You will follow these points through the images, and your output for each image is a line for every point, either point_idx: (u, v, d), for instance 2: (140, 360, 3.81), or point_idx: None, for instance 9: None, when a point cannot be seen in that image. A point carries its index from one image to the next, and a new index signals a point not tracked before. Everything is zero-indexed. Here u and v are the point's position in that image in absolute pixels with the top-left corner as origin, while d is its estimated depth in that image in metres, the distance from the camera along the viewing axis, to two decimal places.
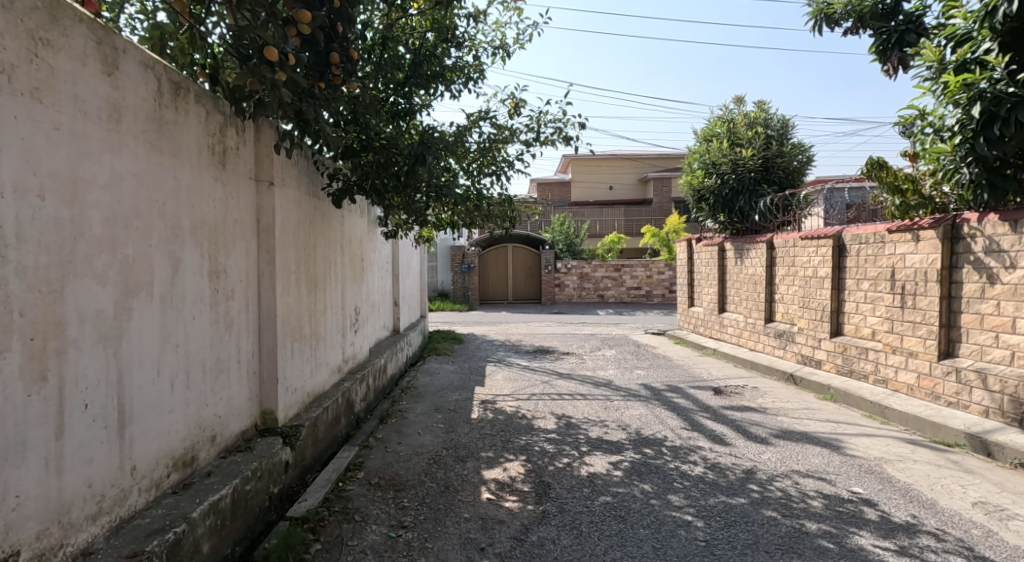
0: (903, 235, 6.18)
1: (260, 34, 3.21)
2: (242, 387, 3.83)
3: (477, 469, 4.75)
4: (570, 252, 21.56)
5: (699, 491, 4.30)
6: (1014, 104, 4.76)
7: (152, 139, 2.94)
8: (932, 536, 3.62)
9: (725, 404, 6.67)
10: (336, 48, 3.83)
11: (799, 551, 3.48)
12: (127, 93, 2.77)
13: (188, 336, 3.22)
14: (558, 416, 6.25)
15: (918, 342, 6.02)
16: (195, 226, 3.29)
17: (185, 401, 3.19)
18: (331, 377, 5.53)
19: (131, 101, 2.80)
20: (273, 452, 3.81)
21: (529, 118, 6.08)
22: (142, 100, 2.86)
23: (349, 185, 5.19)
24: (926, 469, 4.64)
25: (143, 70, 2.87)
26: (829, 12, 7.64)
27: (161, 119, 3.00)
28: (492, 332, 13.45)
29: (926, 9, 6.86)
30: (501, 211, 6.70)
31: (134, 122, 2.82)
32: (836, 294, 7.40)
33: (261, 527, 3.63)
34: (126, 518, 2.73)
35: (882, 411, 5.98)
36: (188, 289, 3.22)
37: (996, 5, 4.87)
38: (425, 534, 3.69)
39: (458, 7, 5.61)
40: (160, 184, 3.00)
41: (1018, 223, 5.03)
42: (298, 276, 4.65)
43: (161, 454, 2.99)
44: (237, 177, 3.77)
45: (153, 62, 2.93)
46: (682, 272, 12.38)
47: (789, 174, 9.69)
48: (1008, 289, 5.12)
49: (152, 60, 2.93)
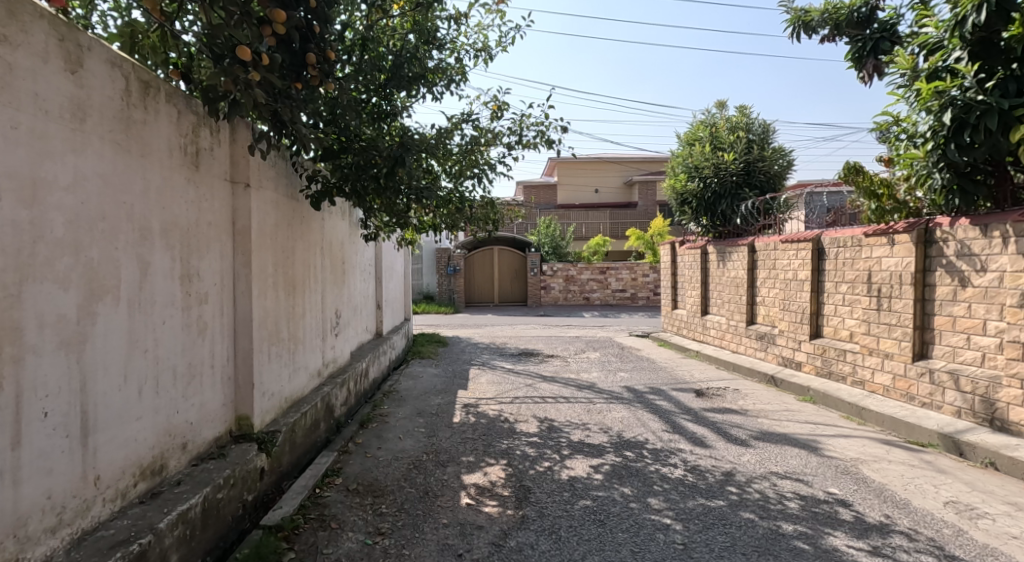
0: (879, 239, 6.30)
1: (233, 33, 3.18)
2: (215, 393, 3.77)
3: (457, 474, 4.73)
4: (556, 255, 21.56)
5: (679, 494, 4.32)
6: (983, 112, 4.85)
7: (119, 139, 2.89)
8: (904, 536, 3.66)
9: (707, 406, 6.73)
10: (312, 49, 3.81)
11: (775, 552, 3.51)
12: (93, 92, 2.73)
13: (158, 341, 3.17)
14: (541, 419, 6.25)
15: (894, 343, 6.10)
16: (166, 228, 3.25)
17: (154, 407, 3.13)
18: (310, 381, 5.48)
19: (97, 100, 2.76)
20: (247, 458, 3.76)
21: (513, 120, 6.26)
22: (108, 99, 2.82)
23: (328, 186, 5.13)
24: (900, 469, 4.70)
25: (110, 68, 2.83)
26: (807, 19, 7.77)
27: (129, 119, 2.96)
28: (478, 334, 13.51)
29: (901, 17, 6.97)
30: (484, 214, 6.69)
31: (100, 121, 2.78)
32: (815, 297, 7.49)
33: (234, 536, 3.58)
34: (88, 530, 2.68)
35: (860, 412, 6.05)
36: (158, 291, 3.18)
37: (965, 15, 4.90)
38: (403, 541, 3.67)
39: (440, 10, 5.72)
40: (128, 186, 2.95)
41: (989, 227, 5.10)
42: (276, 279, 4.61)
43: (128, 463, 2.94)
44: (211, 177, 3.72)
45: (120, 60, 2.89)
46: (665, 274, 12.45)
47: (770, 178, 9.82)
48: (979, 292, 5.20)
49: (119, 58, 2.89)
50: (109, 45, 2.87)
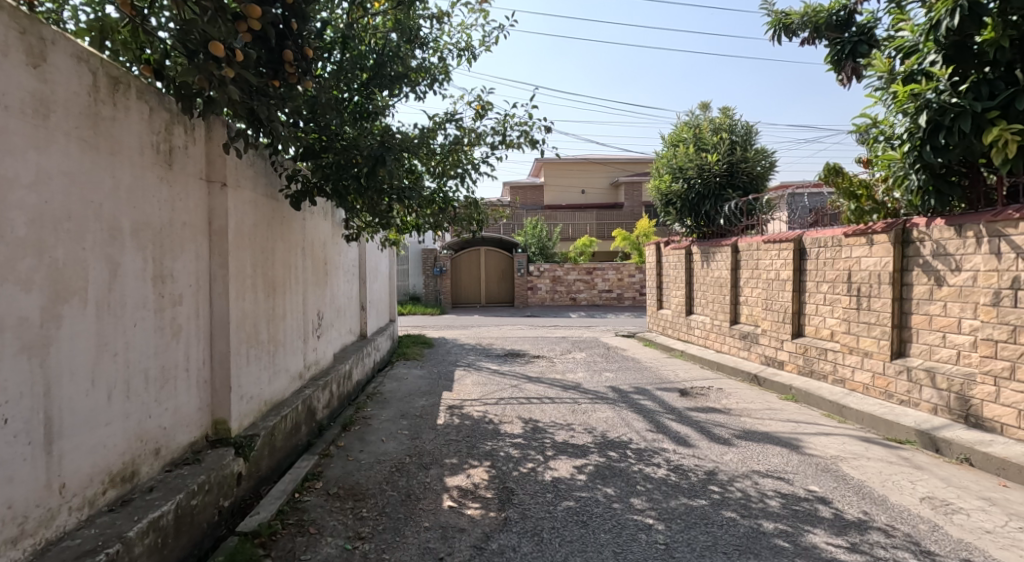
0: (858, 239, 6.36)
1: (205, 28, 3.13)
2: (190, 397, 3.71)
3: (440, 476, 4.70)
4: (542, 256, 21.53)
5: (662, 494, 4.33)
6: (958, 114, 4.88)
7: (86, 136, 2.84)
8: (881, 532, 3.69)
9: (691, 405, 6.76)
10: (289, 46, 3.76)
11: (755, 551, 3.52)
12: (57, 87, 2.67)
13: (130, 344, 3.12)
14: (525, 420, 6.24)
15: (873, 342, 6.17)
16: (137, 228, 3.19)
17: (124, 412, 3.07)
18: (291, 384, 5.42)
19: (61, 95, 2.71)
20: (223, 463, 3.71)
21: (496, 120, 6.28)
22: (73, 94, 2.77)
23: (309, 186, 5.07)
24: (879, 466, 4.75)
25: (76, 63, 2.78)
26: (787, 22, 7.78)
27: (97, 115, 2.91)
28: (465, 335, 13.47)
29: (878, 21, 7.07)
30: (467, 214, 6.66)
31: (65, 117, 2.73)
32: (797, 296, 7.55)
33: (210, 543, 3.53)
34: (53, 540, 2.63)
35: (840, 410, 6.11)
36: (130, 293, 3.12)
37: (939, 18, 4.88)
38: (383, 545, 3.64)
39: (422, 9, 5.69)
40: (96, 184, 2.90)
41: (963, 227, 5.17)
42: (255, 280, 4.55)
43: (96, 470, 2.88)
44: (185, 176, 3.67)
45: (87, 55, 2.84)
46: (651, 274, 12.50)
47: (753, 179, 9.88)
48: (954, 291, 5.27)
49: (86, 53, 2.84)
50: (74, 40, 2.82)
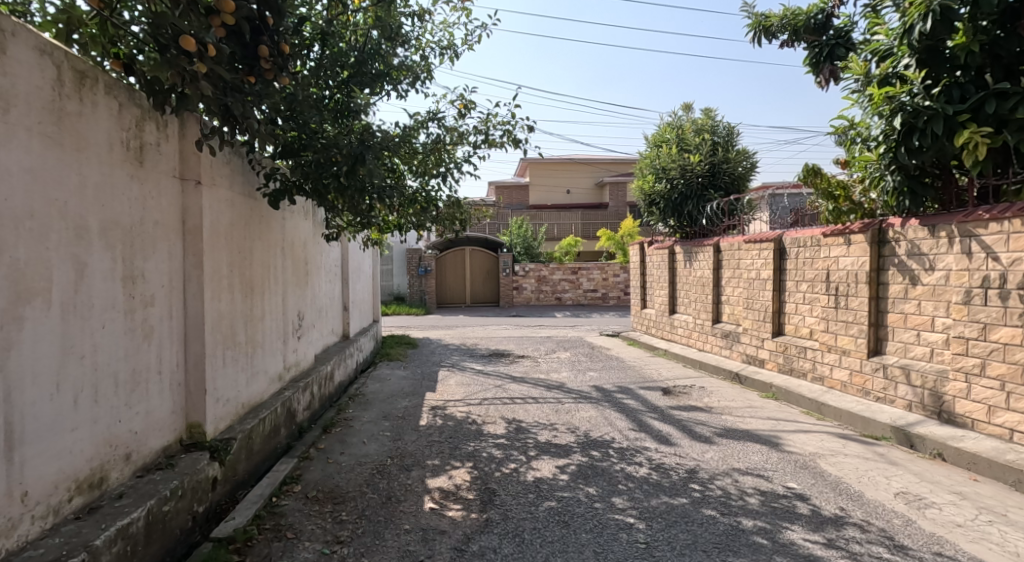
0: (836, 239, 6.43)
1: (175, 22, 3.08)
2: (163, 400, 3.65)
3: (422, 478, 4.67)
4: (527, 255, 21.51)
5: (643, 493, 4.34)
6: (931, 117, 4.95)
7: (49, 131, 2.78)
8: (857, 527, 3.73)
9: (674, 404, 6.78)
10: (264, 41, 3.70)
11: (734, 549, 3.54)
12: (17, 80, 2.62)
13: (97, 347, 3.06)
14: (507, 420, 6.23)
15: (851, 341, 6.23)
16: (106, 227, 3.13)
17: (92, 417, 3.02)
18: (270, 386, 5.36)
19: (23, 89, 2.65)
20: (197, 468, 3.65)
21: (479, 119, 6.27)
22: (36, 88, 2.71)
23: (288, 185, 5.01)
24: (856, 462, 4.80)
25: (38, 56, 2.73)
26: (767, 24, 7.85)
27: (61, 110, 2.85)
28: (449, 335, 13.41)
29: (855, 24, 7.15)
30: (450, 214, 6.64)
31: (27, 112, 2.67)
32: (777, 295, 7.62)
33: (183, 549, 3.48)
34: (15, 549, 2.57)
35: (819, 408, 6.17)
36: (97, 294, 3.06)
37: (912, 23, 4.94)
38: (362, 549, 3.60)
39: (403, 7, 5.65)
40: (61, 181, 2.85)
41: (936, 227, 5.24)
42: (231, 280, 4.48)
43: (61, 477, 2.83)
44: (158, 174, 3.61)
45: (50, 47, 2.79)
46: (635, 274, 12.54)
47: (734, 180, 9.95)
48: (928, 289, 5.34)
49: (49, 46, 2.78)
50: (38, 32, 2.76)
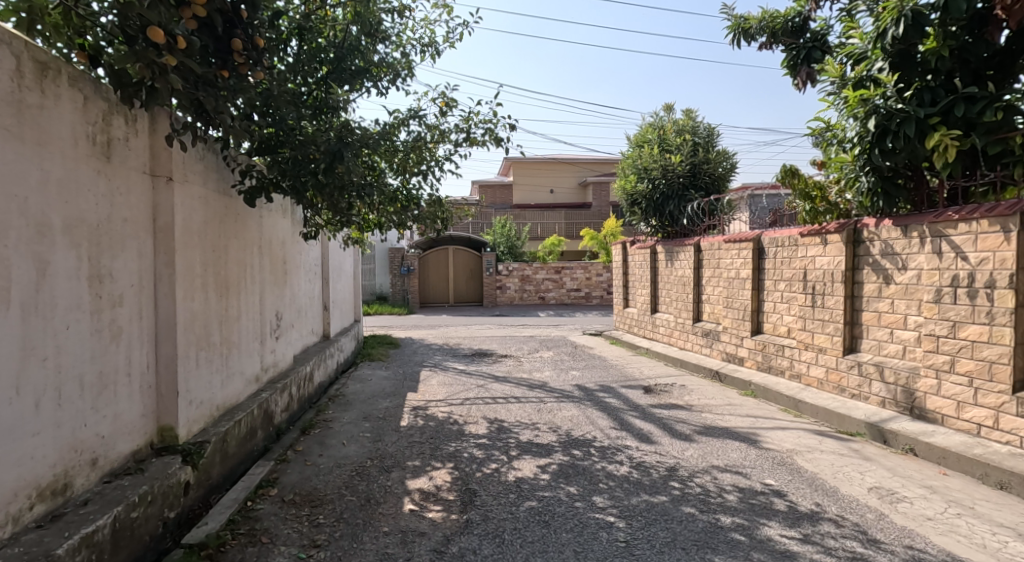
0: (813, 239, 6.49)
1: (144, 13, 3.01)
2: (133, 403, 3.58)
3: (401, 479, 4.64)
4: (511, 254, 21.48)
5: (623, 491, 4.34)
6: (903, 121, 5.03)
7: (9, 124, 2.71)
8: (832, 522, 3.77)
9: (655, 402, 6.81)
10: (238, 35, 3.66)
11: (712, 546, 3.55)
12: None
13: (61, 348, 2.99)
14: (489, 420, 6.21)
15: (827, 339, 6.30)
16: (70, 225, 3.07)
17: (56, 421, 2.95)
18: (246, 388, 5.28)
19: None
20: (168, 472, 3.59)
21: (461, 117, 6.24)
22: None
23: (264, 183, 4.94)
24: (831, 458, 4.85)
25: None
26: (746, 26, 7.90)
27: (22, 103, 2.78)
28: (433, 335, 13.34)
29: (831, 28, 7.24)
30: (431, 213, 6.60)
31: None
32: (756, 295, 7.69)
33: (152, 556, 3.41)
34: None
35: (797, 405, 6.23)
36: (61, 294, 3.00)
37: (885, 27, 5.00)
38: (339, 553, 3.57)
39: (383, 4, 5.60)
40: (22, 176, 2.78)
41: (908, 227, 5.32)
42: (205, 279, 4.42)
43: (21, 484, 2.76)
44: (126, 170, 3.54)
45: (9, 38, 2.72)
46: (617, 274, 12.58)
47: (714, 180, 10.02)
48: (901, 288, 5.42)
49: (8, 35, 2.72)
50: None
